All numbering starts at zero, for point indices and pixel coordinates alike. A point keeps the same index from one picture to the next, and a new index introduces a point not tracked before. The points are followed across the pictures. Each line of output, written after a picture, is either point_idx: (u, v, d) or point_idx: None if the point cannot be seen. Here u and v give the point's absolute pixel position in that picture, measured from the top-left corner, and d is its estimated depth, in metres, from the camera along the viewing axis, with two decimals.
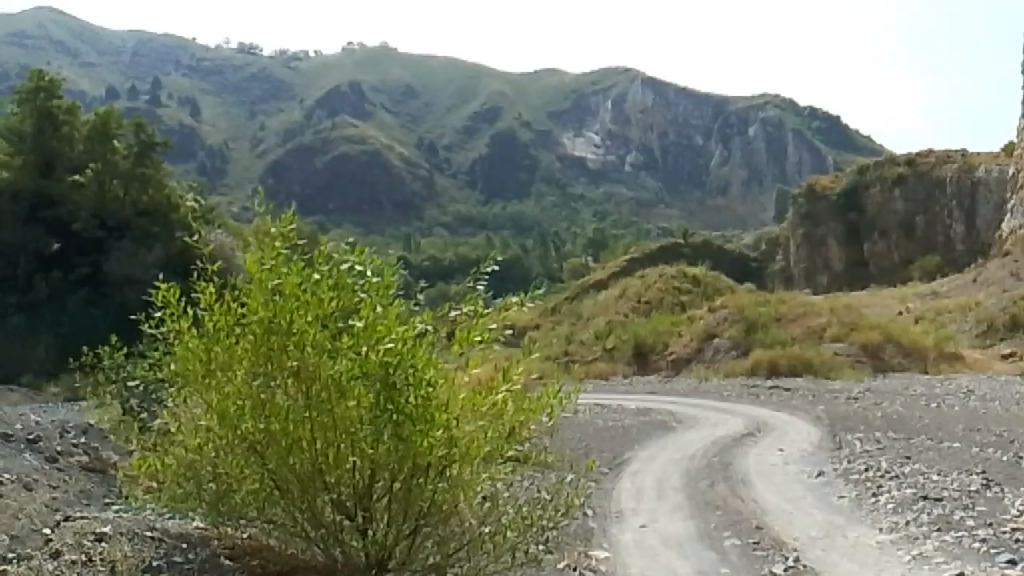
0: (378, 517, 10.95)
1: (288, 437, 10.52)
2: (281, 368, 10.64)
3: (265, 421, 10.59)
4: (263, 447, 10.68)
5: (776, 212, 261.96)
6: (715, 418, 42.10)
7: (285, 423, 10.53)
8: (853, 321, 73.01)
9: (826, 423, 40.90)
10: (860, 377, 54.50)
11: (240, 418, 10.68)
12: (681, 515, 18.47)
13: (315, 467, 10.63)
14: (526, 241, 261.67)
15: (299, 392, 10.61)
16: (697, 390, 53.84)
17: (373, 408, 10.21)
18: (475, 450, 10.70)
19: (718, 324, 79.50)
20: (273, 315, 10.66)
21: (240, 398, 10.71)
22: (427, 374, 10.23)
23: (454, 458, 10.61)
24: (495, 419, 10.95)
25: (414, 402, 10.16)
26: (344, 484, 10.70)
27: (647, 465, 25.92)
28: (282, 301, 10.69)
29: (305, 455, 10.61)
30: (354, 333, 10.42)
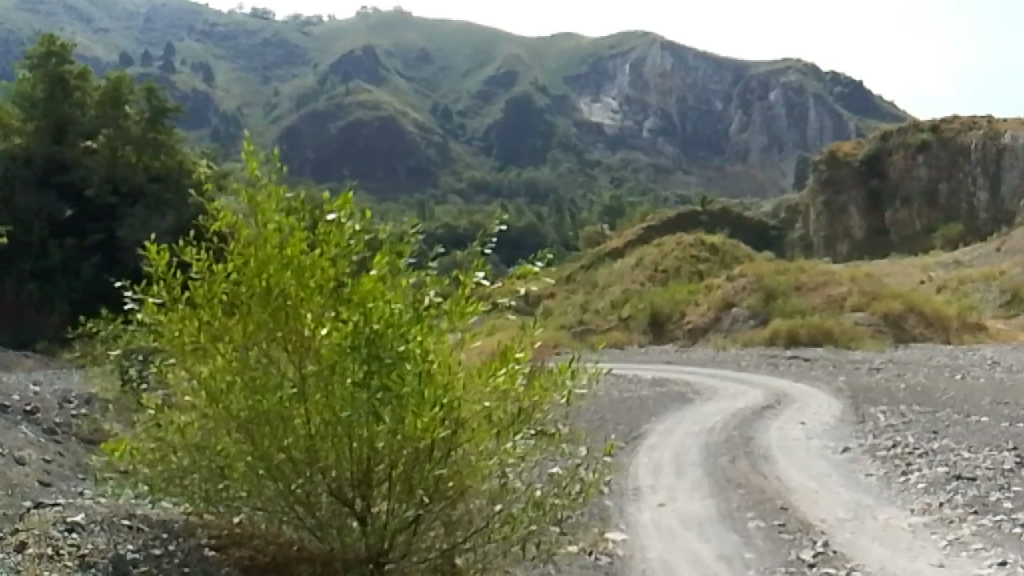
0: (379, 502, 10.21)
1: (281, 415, 9.76)
2: (272, 343, 9.90)
3: (255, 398, 9.81)
4: (253, 430, 9.91)
5: (795, 179, 261.54)
6: (734, 389, 41.44)
7: (276, 403, 9.75)
8: (875, 290, 71.90)
9: (847, 394, 40.16)
10: (881, 347, 53.70)
11: (228, 397, 9.90)
12: (700, 492, 17.76)
13: (309, 451, 9.88)
14: (543, 209, 261.47)
15: (291, 370, 9.84)
16: (715, 359, 53.28)
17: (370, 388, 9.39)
18: (482, 433, 9.94)
19: (736, 293, 78.57)
20: (263, 284, 9.85)
21: (226, 376, 9.91)
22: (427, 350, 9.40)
23: (461, 439, 9.86)
24: (504, 398, 10.15)
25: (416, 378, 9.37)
26: (341, 470, 9.95)
27: (664, 438, 25.24)
28: (271, 268, 9.87)
29: (298, 439, 9.85)
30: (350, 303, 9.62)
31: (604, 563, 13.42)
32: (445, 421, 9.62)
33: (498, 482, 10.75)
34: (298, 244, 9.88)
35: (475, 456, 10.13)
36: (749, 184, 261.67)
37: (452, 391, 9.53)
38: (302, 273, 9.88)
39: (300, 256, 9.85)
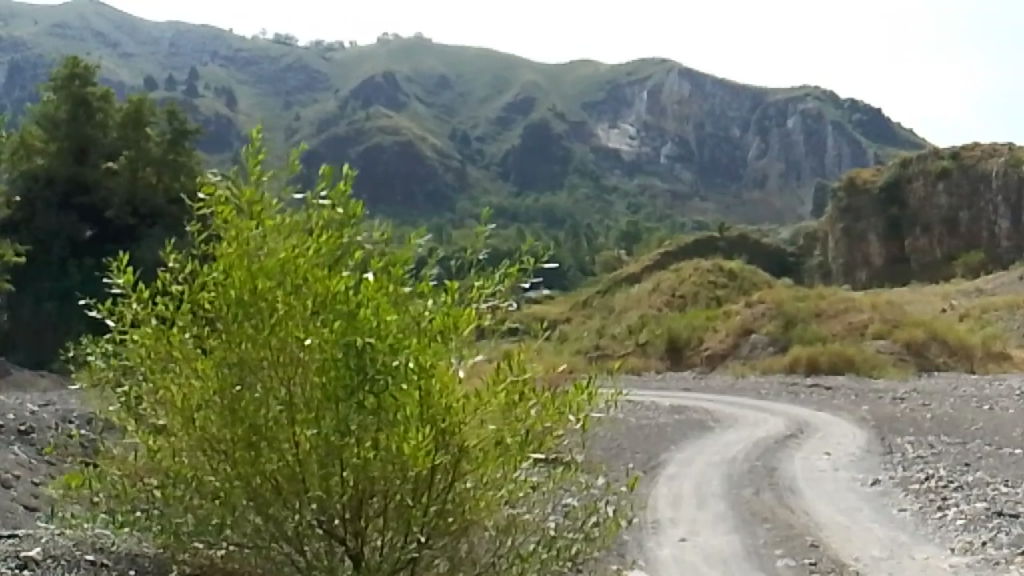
0: (373, 536, 9.27)
1: (265, 439, 8.83)
2: (258, 357, 8.84)
3: (237, 420, 8.87)
4: (236, 453, 8.99)
5: (814, 206, 261.51)
6: (753, 417, 40.32)
7: (260, 424, 8.84)
8: (897, 318, 70.46)
9: (871, 423, 38.91)
10: (905, 376, 52.35)
11: (210, 414, 9.06)
12: (724, 527, 16.74)
13: (296, 479, 8.94)
14: (559, 234, 261.66)
15: (279, 387, 8.82)
16: (734, 387, 52.20)
17: (365, 408, 8.48)
18: (489, 463, 9.04)
19: (755, 319, 77.43)
20: (248, 289, 8.74)
21: (211, 392, 9.03)
22: (432, 364, 8.46)
23: (466, 465, 8.97)
24: (513, 422, 9.13)
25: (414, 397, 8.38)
26: (331, 503, 8.97)
27: (684, 468, 24.19)
28: (258, 271, 8.74)
29: (284, 464, 8.88)
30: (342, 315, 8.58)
31: None
32: (446, 446, 8.71)
33: (506, 515, 9.78)
34: (290, 244, 8.82)
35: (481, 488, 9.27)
36: (766, 211, 261.43)
37: (458, 414, 8.64)
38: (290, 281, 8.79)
39: (291, 256, 8.71)
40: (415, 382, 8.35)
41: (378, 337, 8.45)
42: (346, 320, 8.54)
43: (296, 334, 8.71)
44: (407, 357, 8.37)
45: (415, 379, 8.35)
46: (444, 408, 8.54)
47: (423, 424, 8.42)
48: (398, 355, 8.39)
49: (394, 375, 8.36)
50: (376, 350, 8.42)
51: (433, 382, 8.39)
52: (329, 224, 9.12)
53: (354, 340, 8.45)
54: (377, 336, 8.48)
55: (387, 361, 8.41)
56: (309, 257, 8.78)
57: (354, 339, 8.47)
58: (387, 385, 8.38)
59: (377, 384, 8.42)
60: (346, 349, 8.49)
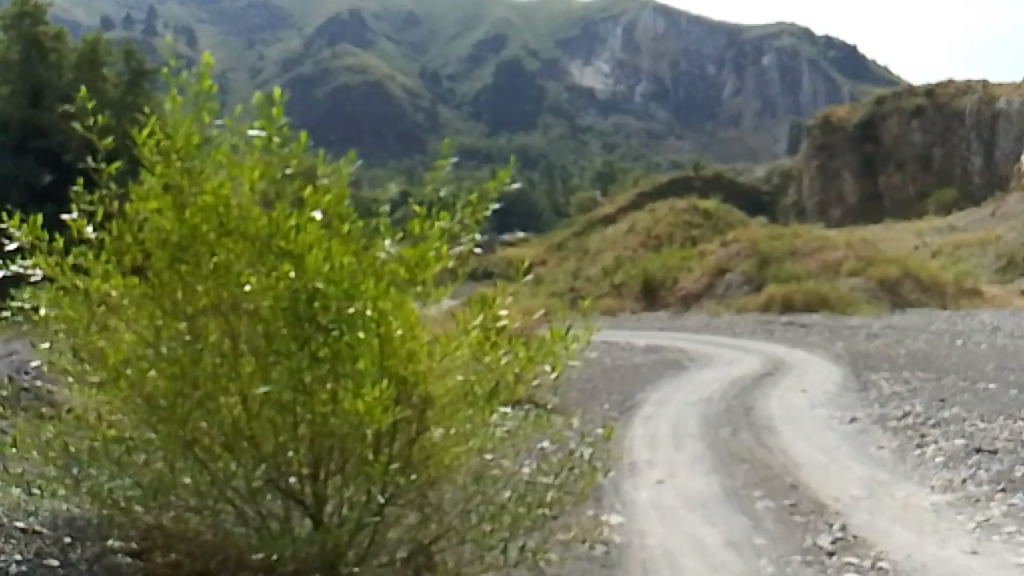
0: (331, 492, 8.41)
1: (212, 395, 7.95)
2: (200, 306, 8.01)
3: (178, 376, 7.95)
4: (171, 412, 7.96)
5: (789, 142, 261.47)
6: (729, 355, 40.39)
7: (200, 376, 7.93)
8: (871, 255, 70.68)
9: (846, 360, 39.03)
10: (878, 313, 52.57)
11: (142, 373, 7.99)
12: (701, 469, 16.47)
13: (242, 437, 8.08)
14: (534, 175, 261.50)
15: (222, 336, 8.02)
16: (709, 326, 52.33)
17: (318, 358, 7.69)
18: (456, 416, 8.16)
19: (730, 259, 77.49)
20: (184, 232, 7.88)
21: (147, 347, 8.06)
22: (392, 310, 7.61)
23: (434, 419, 8.10)
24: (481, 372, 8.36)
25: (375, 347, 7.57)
26: (281, 459, 8.16)
27: (660, 408, 23.96)
28: (194, 211, 7.88)
29: (232, 417, 8.02)
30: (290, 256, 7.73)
31: (599, 553, 12.04)
32: (407, 398, 7.86)
33: (474, 469, 9.23)
34: (225, 180, 7.92)
35: (445, 444, 8.29)
36: (742, 150, 261.18)
37: (421, 360, 7.77)
38: (228, 221, 7.90)
39: (225, 198, 7.84)
40: (374, 329, 7.55)
41: (329, 280, 7.64)
42: (293, 263, 7.72)
43: (238, 280, 7.93)
44: (363, 303, 7.59)
45: (371, 327, 7.54)
46: (405, 354, 7.71)
47: (384, 372, 7.60)
48: (353, 301, 7.60)
49: (349, 322, 7.59)
50: (328, 296, 7.63)
51: (391, 325, 7.56)
52: (266, 158, 8.10)
53: (304, 287, 7.68)
54: (328, 281, 7.65)
55: (341, 307, 7.65)
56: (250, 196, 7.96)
57: (303, 283, 7.71)
58: (341, 332, 7.63)
59: (330, 334, 7.68)
60: (295, 296, 7.70)
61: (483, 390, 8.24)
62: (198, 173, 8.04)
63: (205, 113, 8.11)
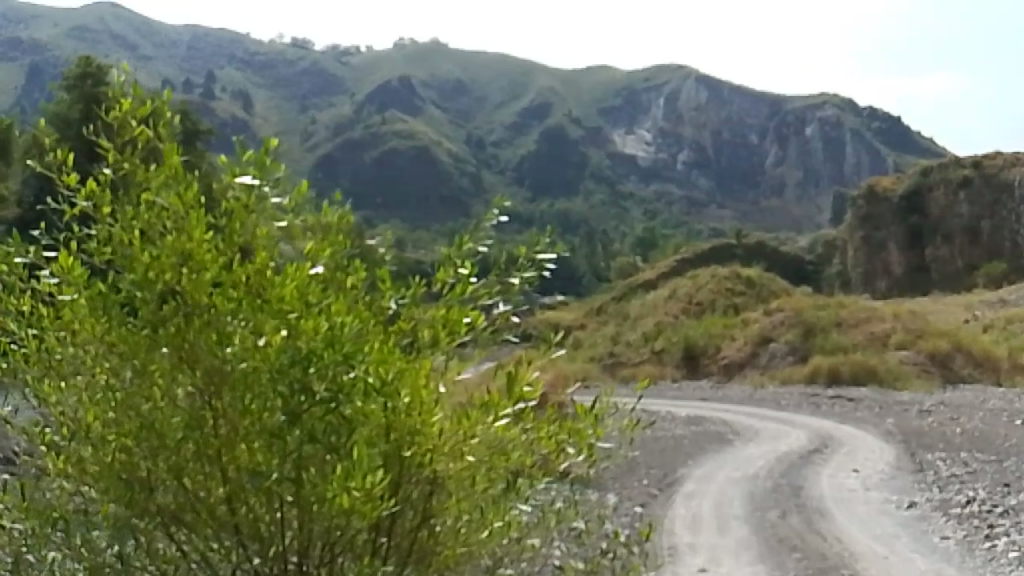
0: None
1: (186, 475, 6.23)
2: (163, 377, 6.12)
3: (147, 452, 6.21)
4: (138, 496, 6.32)
5: (833, 215, 260.94)
6: (774, 429, 38.76)
7: (175, 458, 6.17)
8: (920, 328, 68.74)
9: (897, 438, 37.19)
10: (930, 389, 50.59)
11: (99, 452, 6.34)
12: (747, 557, 15.27)
13: (223, 525, 6.37)
14: (575, 240, 261.69)
15: (190, 401, 6.14)
16: (753, 398, 50.64)
17: (307, 438, 6.02)
18: (462, 502, 6.88)
19: (774, 328, 75.84)
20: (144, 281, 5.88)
21: (103, 430, 6.31)
22: (405, 378, 6.10)
23: (446, 504, 6.76)
24: (496, 455, 6.90)
25: (385, 426, 6.12)
26: (263, 547, 6.39)
27: (702, 485, 22.63)
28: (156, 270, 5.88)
29: (209, 503, 6.29)
30: (277, 315, 5.90)
31: None
32: (414, 478, 6.44)
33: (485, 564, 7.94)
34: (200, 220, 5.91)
35: (456, 534, 6.97)
36: (784, 218, 260.74)
37: (430, 440, 6.28)
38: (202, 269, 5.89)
39: (198, 243, 5.87)
40: (383, 402, 6.04)
41: (324, 338, 5.89)
42: (281, 321, 5.93)
43: (211, 337, 5.93)
44: (369, 368, 5.95)
45: (377, 400, 6.00)
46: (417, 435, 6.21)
47: (387, 454, 6.18)
48: (356, 365, 5.91)
49: (349, 393, 5.96)
50: (325, 362, 5.89)
51: (401, 397, 6.06)
52: (251, 202, 6.38)
53: (293, 349, 5.91)
54: (325, 344, 5.88)
55: (339, 373, 5.96)
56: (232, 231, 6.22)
57: (290, 341, 5.94)
58: (340, 406, 5.99)
59: (322, 407, 5.99)
60: (282, 359, 5.90)
61: (493, 457, 6.89)
62: (161, 212, 6.11)
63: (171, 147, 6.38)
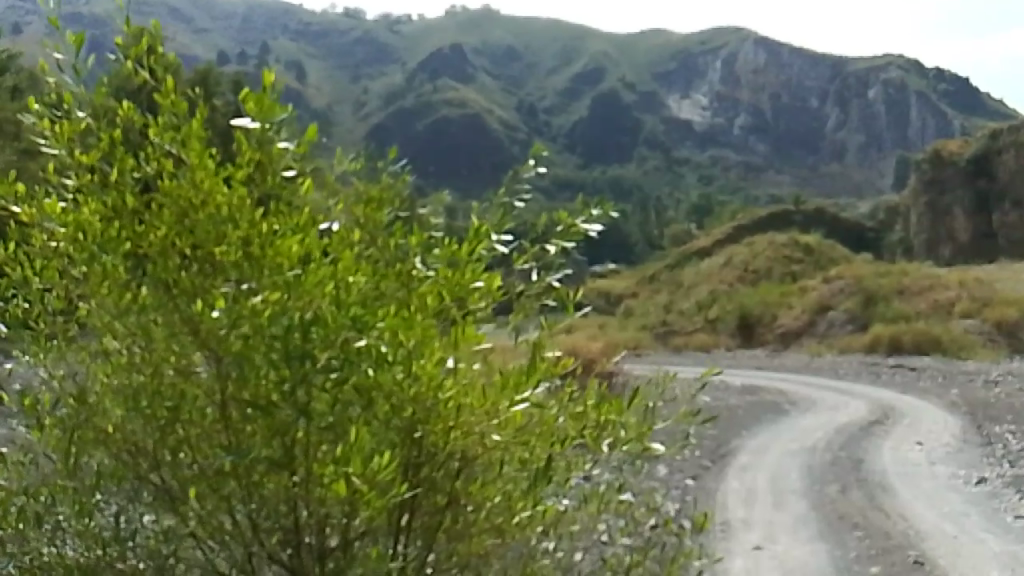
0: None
1: (198, 451, 5.78)
2: (166, 344, 5.53)
3: (151, 426, 5.75)
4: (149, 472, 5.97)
5: (893, 180, 261.40)
6: (833, 400, 37.58)
7: (183, 431, 5.75)
8: (986, 296, 66.56)
9: (963, 409, 35.92)
10: (996, 358, 48.90)
11: (105, 426, 5.96)
12: (805, 534, 14.60)
13: (227, 508, 5.84)
14: (628, 207, 261.53)
15: (200, 371, 5.62)
16: (810, 367, 49.33)
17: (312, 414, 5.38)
18: (488, 487, 6.23)
19: (832, 296, 73.92)
20: (124, 249, 5.39)
21: (109, 406, 5.92)
22: (419, 344, 5.57)
23: (473, 487, 6.20)
24: (527, 437, 6.24)
25: (403, 395, 5.59)
26: (265, 533, 5.84)
27: (758, 457, 21.81)
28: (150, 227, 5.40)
29: (214, 482, 5.78)
30: (283, 283, 5.27)
31: None
32: (424, 456, 5.91)
33: (519, 551, 6.86)
34: (206, 169, 5.30)
35: (475, 522, 6.32)
36: (842, 184, 261.51)
37: (449, 418, 5.78)
38: (209, 221, 5.35)
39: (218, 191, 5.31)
40: (388, 366, 5.46)
41: (330, 294, 5.32)
42: (280, 276, 5.27)
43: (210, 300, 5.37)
44: (381, 333, 5.39)
45: (395, 369, 5.49)
46: (434, 410, 5.65)
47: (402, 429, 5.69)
48: (368, 332, 5.34)
49: (362, 360, 5.39)
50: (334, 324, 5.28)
51: (419, 361, 5.55)
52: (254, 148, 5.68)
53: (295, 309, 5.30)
54: (332, 302, 5.31)
55: (346, 340, 5.37)
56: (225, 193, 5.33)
57: (292, 299, 5.30)
58: (346, 373, 5.34)
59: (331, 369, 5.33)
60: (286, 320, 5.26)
61: (521, 438, 6.20)
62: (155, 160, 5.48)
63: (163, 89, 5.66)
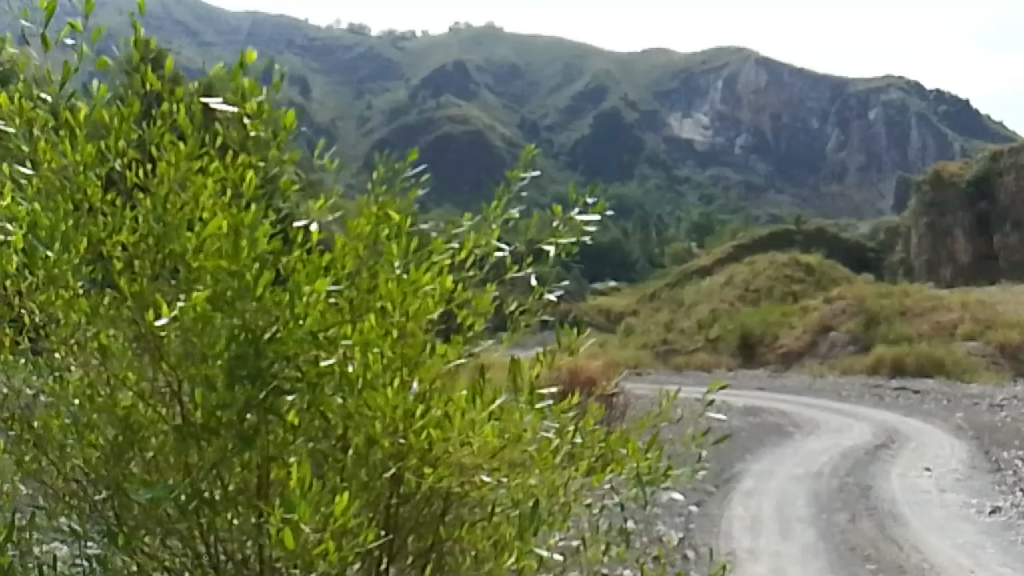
0: None
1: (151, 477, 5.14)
2: (125, 360, 4.97)
3: (107, 447, 5.20)
4: (100, 499, 5.45)
5: (895, 200, 261.37)
6: (837, 422, 36.99)
7: (134, 458, 5.18)
8: (989, 319, 66.20)
9: (969, 434, 35.35)
10: (1000, 381, 48.40)
11: (55, 451, 5.47)
12: (814, 567, 14.03)
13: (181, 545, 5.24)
14: (629, 225, 261.50)
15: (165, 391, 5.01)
16: (812, 389, 48.77)
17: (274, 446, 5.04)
18: (473, 530, 5.70)
19: (835, 317, 73.50)
20: (84, 248, 4.87)
21: (62, 432, 5.36)
22: (390, 362, 5.10)
23: (459, 529, 5.70)
24: (523, 474, 5.64)
25: (379, 423, 5.03)
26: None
27: (762, 482, 21.19)
28: (112, 228, 4.89)
29: (165, 515, 5.12)
30: (241, 290, 4.66)
31: None
32: (395, 493, 5.37)
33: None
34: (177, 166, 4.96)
35: (460, 567, 5.73)
36: (844, 204, 261.58)
37: (444, 458, 5.17)
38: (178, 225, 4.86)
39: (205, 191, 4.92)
40: (353, 389, 4.97)
41: (297, 310, 4.69)
42: (227, 277, 4.67)
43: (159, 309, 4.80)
44: (354, 352, 4.97)
45: (359, 397, 4.98)
46: (404, 442, 5.07)
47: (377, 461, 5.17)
48: (334, 348, 4.84)
49: (330, 384, 4.96)
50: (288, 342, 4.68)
51: (394, 385, 5.03)
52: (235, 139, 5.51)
53: (251, 327, 4.65)
54: (299, 320, 4.69)
55: (313, 357, 4.85)
56: (204, 189, 4.95)
57: (248, 309, 4.66)
58: (311, 400, 4.94)
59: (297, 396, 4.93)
60: (248, 339, 4.64)
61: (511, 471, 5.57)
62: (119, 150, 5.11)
63: (133, 76, 5.36)
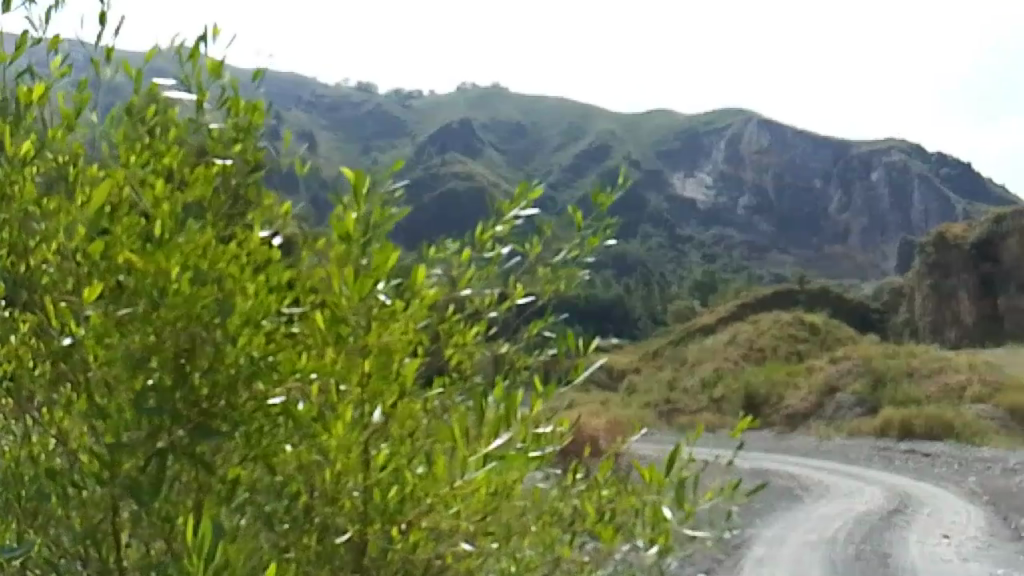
0: None
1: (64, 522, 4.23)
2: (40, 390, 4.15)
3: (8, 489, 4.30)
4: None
5: (898, 262, 261.01)
6: (847, 486, 35.84)
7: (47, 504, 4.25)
8: (995, 381, 65.37)
9: (983, 500, 34.26)
10: (1011, 446, 47.37)
11: None
12: None
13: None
14: (631, 283, 261.44)
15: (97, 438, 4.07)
16: (819, 450, 47.69)
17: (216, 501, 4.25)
18: None
19: (840, 376, 72.60)
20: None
21: None
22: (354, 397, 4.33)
23: None
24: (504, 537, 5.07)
25: (338, 476, 4.38)
26: None
27: (773, 549, 20.23)
28: (46, 233, 4.06)
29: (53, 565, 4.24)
30: (170, 307, 3.89)
31: None
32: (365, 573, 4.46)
33: None
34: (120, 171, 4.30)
35: None
36: (847, 265, 261.59)
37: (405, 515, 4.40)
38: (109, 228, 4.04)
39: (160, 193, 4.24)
40: (311, 429, 4.28)
41: (238, 331, 4.07)
42: (156, 286, 3.93)
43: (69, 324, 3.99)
44: (309, 386, 4.32)
45: (306, 440, 4.33)
46: (362, 495, 4.41)
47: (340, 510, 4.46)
48: (280, 380, 4.16)
49: (279, 423, 4.28)
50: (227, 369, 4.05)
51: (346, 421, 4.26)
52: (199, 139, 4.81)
53: (189, 351, 3.99)
54: (241, 342, 4.06)
55: (260, 393, 4.18)
56: (159, 197, 4.24)
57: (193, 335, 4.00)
58: (257, 438, 4.29)
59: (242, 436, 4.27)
60: (176, 369, 3.98)
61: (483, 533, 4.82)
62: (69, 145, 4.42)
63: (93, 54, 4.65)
